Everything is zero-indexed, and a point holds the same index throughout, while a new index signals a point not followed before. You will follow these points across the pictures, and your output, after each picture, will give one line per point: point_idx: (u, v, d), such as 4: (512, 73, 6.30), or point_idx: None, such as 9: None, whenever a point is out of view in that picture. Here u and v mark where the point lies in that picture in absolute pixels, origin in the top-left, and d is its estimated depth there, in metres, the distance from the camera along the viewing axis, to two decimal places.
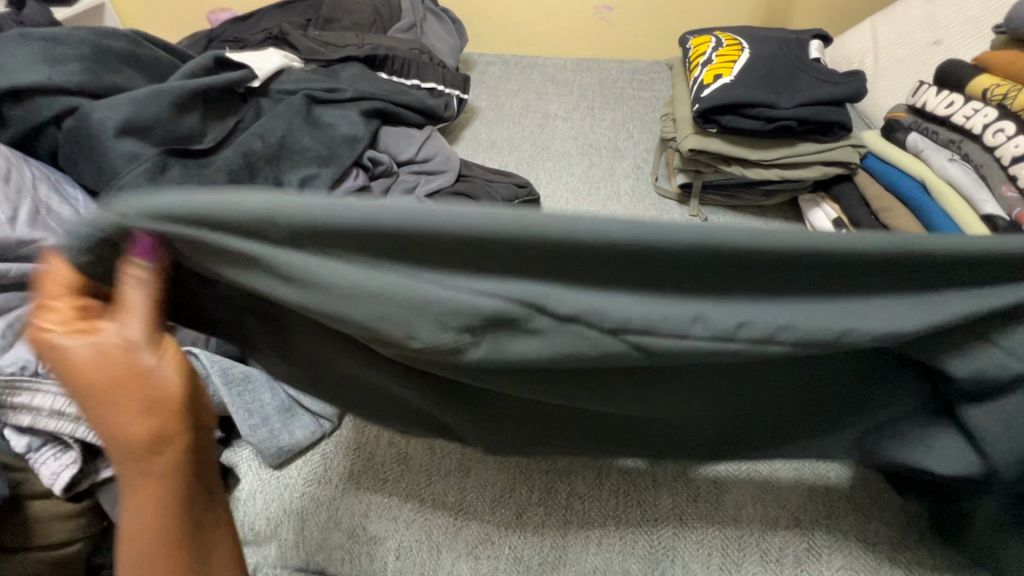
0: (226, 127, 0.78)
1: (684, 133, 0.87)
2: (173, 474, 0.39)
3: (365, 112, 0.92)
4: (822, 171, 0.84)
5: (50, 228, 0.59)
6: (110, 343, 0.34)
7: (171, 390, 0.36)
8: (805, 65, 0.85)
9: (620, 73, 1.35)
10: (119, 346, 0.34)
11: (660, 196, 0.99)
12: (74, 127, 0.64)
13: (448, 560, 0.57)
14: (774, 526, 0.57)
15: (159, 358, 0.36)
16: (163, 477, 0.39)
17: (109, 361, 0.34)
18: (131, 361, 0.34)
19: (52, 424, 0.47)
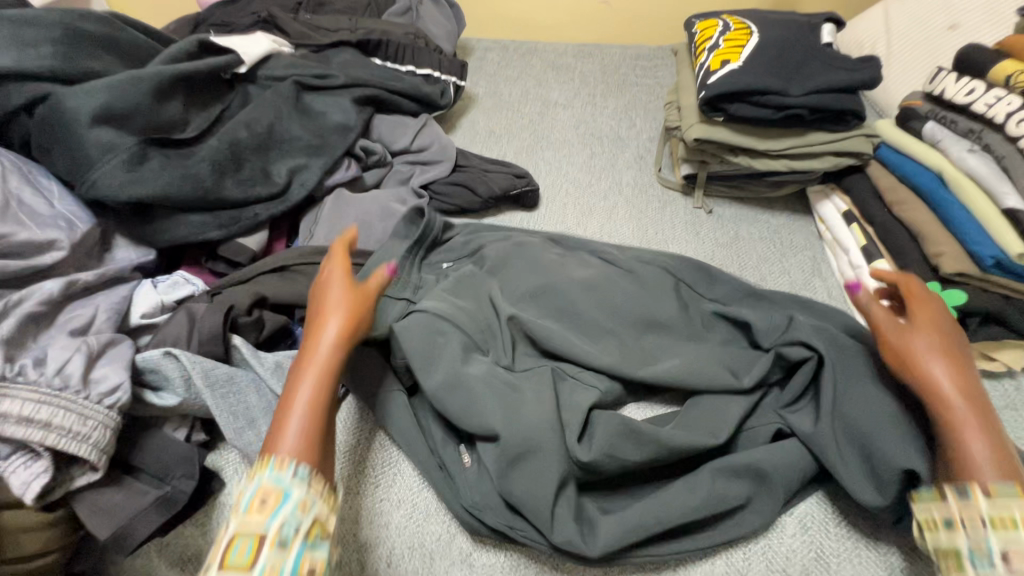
0: (211, 114, 0.74)
1: (689, 122, 0.83)
2: (333, 371, 0.49)
3: (357, 99, 0.89)
4: (832, 162, 0.80)
5: (21, 222, 0.56)
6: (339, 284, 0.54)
7: (367, 307, 0.54)
8: (817, 50, 0.81)
9: (622, 59, 1.31)
10: (360, 288, 0.54)
11: (663, 187, 0.95)
12: (47, 114, 0.61)
13: (441, 568, 0.55)
14: (781, 534, 0.55)
15: (374, 296, 0.56)
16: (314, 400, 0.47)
17: (346, 296, 0.53)
18: (364, 293, 0.55)
19: (20, 432, 0.45)
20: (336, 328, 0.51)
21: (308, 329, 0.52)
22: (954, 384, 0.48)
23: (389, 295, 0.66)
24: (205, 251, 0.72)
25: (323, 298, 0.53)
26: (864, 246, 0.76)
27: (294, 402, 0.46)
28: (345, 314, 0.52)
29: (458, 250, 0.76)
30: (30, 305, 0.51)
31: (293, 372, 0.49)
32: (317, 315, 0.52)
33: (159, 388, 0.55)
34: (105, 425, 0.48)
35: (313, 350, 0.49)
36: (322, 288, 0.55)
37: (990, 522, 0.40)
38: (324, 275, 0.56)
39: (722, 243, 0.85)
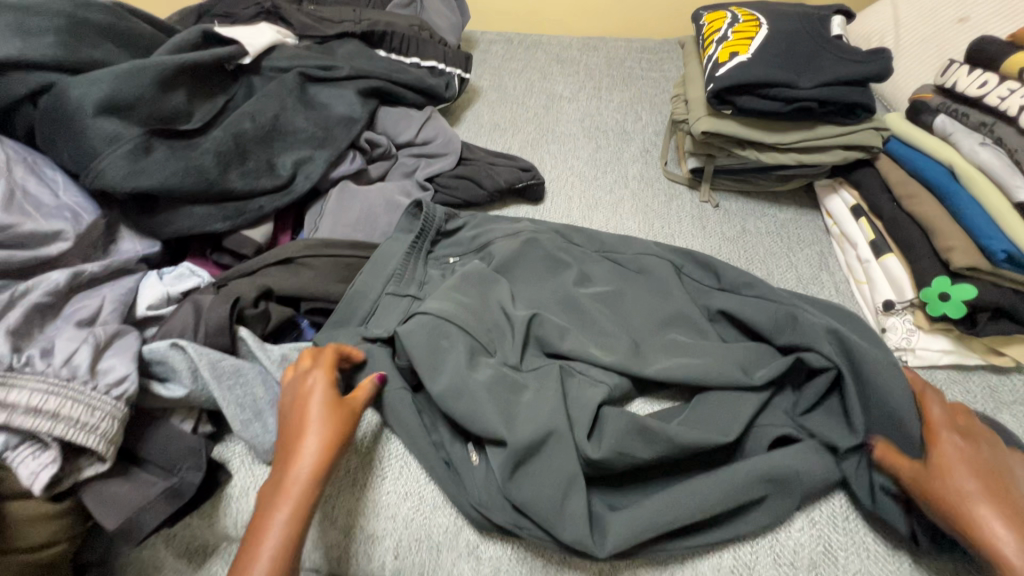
0: (215, 105, 0.74)
1: (697, 115, 0.83)
2: (309, 502, 0.48)
3: (362, 91, 0.88)
4: (841, 156, 0.80)
5: (26, 212, 0.55)
6: (320, 401, 0.52)
7: (349, 427, 0.53)
8: (826, 42, 0.80)
9: (627, 52, 1.30)
10: (344, 407, 0.53)
11: (670, 180, 0.95)
12: (51, 104, 0.60)
13: (448, 560, 0.56)
14: (788, 528, 0.55)
15: (356, 410, 0.54)
16: (283, 535, 0.45)
17: (329, 415, 0.52)
18: (346, 409, 0.53)
19: (28, 422, 0.44)
20: (316, 455, 0.49)
21: (286, 452, 0.50)
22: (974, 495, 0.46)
23: (393, 290, 0.67)
24: (210, 243, 0.72)
25: (303, 417, 0.51)
26: (873, 240, 0.76)
27: (268, 538, 0.45)
28: (324, 439, 0.50)
29: (464, 242, 0.75)
30: (36, 296, 0.51)
31: (269, 502, 0.47)
32: (296, 435, 0.51)
33: (166, 379, 0.55)
34: (112, 416, 0.47)
35: (292, 476, 0.48)
36: (304, 403, 0.53)
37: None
38: (306, 387, 0.54)
39: (729, 237, 0.85)
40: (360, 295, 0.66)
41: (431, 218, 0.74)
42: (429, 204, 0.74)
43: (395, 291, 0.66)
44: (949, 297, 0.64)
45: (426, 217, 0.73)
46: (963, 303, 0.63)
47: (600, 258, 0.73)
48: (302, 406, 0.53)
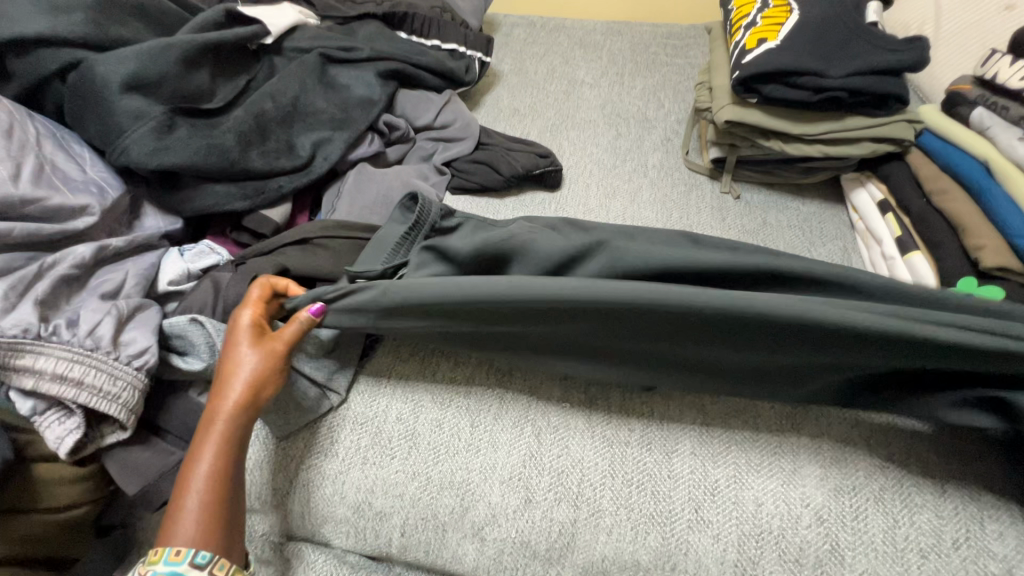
0: (237, 85, 0.74)
1: (721, 103, 0.81)
2: (228, 427, 0.49)
3: (382, 73, 0.88)
4: (871, 148, 0.77)
5: (55, 186, 0.56)
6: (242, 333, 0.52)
7: (275, 365, 0.52)
8: (861, 28, 0.76)
9: (652, 38, 1.27)
10: (267, 345, 0.52)
11: (690, 170, 0.93)
12: (80, 80, 0.61)
13: (453, 539, 0.57)
14: (796, 524, 0.54)
15: (284, 340, 0.53)
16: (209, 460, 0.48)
17: (250, 347, 0.52)
18: (269, 340, 0.53)
19: (54, 388, 0.46)
20: (235, 398, 0.50)
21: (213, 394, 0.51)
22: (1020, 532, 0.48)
23: (380, 288, 0.62)
24: (230, 221, 0.73)
25: (228, 361, 0.51)
26: (899, 236, 0.73)
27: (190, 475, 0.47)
28: (245, 371, 0.50)
29: (461, 241, 0.70)
30: (64, 268, 0.52)
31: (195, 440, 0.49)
32: (222, 366, 0.52)
33: (185, 353, 0.56)
34: (133, 385, 0.49)
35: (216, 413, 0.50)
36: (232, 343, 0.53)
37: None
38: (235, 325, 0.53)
39: (749, 230, 0.83)
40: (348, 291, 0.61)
41: (429, 213, 0.66)
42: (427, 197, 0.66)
43: (384, 289, 0.62)
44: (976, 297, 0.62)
45: (422, 213, 0.66)
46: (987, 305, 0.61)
47: (607, 250, 0.73)
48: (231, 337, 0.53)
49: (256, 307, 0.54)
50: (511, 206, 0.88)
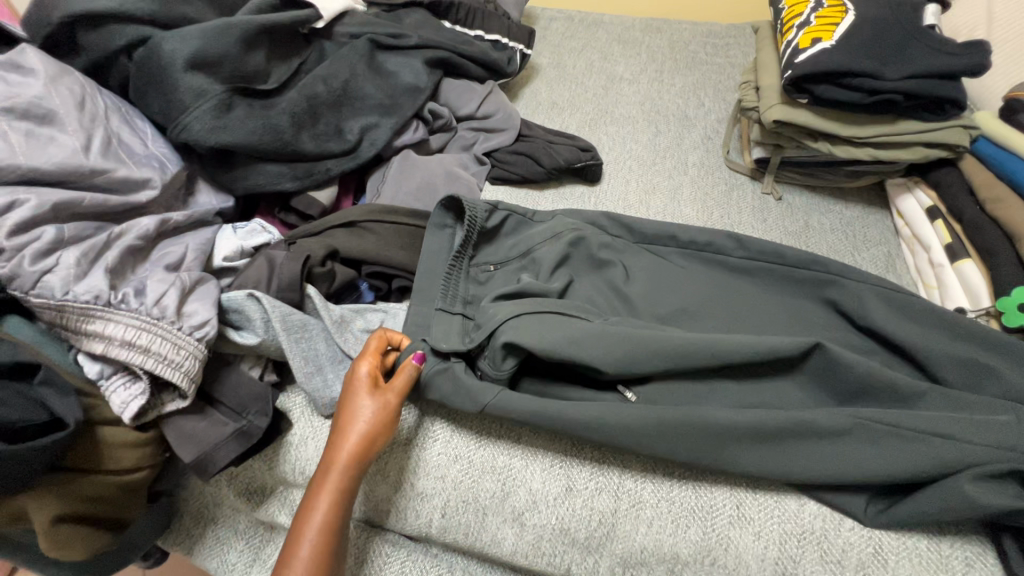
0: (291, 67, 0.75)
1: (769, 103, 0.80)
2: (345, 482, 0.52)
3: (428, 61, 0.88)
4: (922, 154, 0.77)
5: (121, 159, 0.58)
6: (360, 389, 0.55)
7: (390, 415, 0.55)
8: (919, 31, 0.75)
9: (692, 36, 1.26)
10: (383, 398, 0.55)
11: (731, 170, 0.93)
12: (145, 57, 0.62)
13: (493, 523, 0.58)
14: (839, 526, 0.54)
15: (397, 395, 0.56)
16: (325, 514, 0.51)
17: (369, 404, 0.54)
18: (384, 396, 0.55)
19: (123, 354, 0.48)
20: (350, 449, 0.52)
21: (330, 443, 0.54)
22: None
23: (441, 307, 0.63)
24: (278, 201, 0.74)
25: (348, 408, 0.54)
26: (949, 244, 0.73)
27: (305, 523, 0.50)
28: (364, 428, 0.53)
29: (506, 248, 0.72)
30: (131, 238, 0.54)
31: (310, 488, 0.52)
32: (340, 419, 0.54)
33: (240, 327, 0.57)
34: (194, 356, 0.51)
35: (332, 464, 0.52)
36: (348, 392, 0.55)
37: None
38: (351, 374, 0.56)
39: (791, 232, 0.83)
40: (417, 319, 0.63)
41: (475, 220, 0.68)
42: (471, 203, 0.69)
43: (448, 308, 0.63)
44: None
45: (469, 220, 0.68)
46: None
47: (641, 250, 0.74)
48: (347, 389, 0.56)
49: (372, 358, 0.57)
50: (551, 198, 0.88)
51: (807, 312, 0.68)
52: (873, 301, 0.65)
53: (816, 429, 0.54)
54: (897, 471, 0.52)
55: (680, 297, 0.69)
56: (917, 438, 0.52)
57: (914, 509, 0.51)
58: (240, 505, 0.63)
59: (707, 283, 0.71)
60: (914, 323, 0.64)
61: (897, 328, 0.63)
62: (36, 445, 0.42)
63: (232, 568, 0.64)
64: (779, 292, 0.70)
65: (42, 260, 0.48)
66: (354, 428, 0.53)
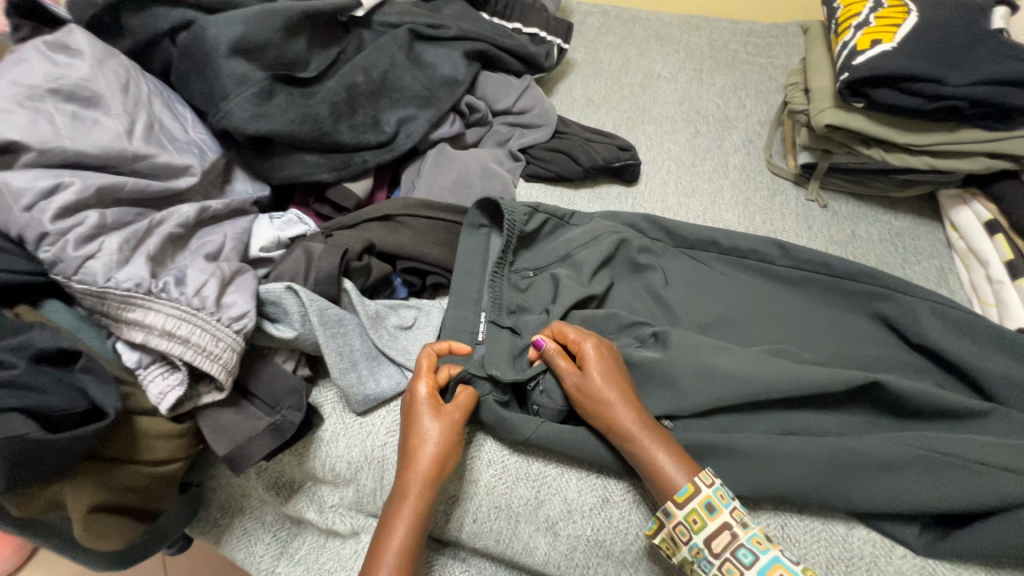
0: (330, 56, 0.74)
1: (821, 106, 0.77)
2: (421, 507, 0.51)
3: (467, 53, 0.87)
4: (985, 164, 0.73)
5: (162, 144, 0.57)
6: (424, 411, 0.53)
7: (457, 435, 0.53)
8: (988, 35, 0.71)
9: (732, 34, 1.22)
10: (449, 419, 0.53)
11: (773, 174, 0.90)
12: (188, 40, 0.62)
13: (525, 531, 0.56)
14: (890, 554, 0.51)
15: (461, 416, 0.54)
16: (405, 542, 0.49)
17: (436, 426, 0.52)
18: (450, 417, 0.54)
19: (162, 344, 0.47)
20: (422, 473, 0.51)
21: (400, 469, 0.52)
22: (676, 462, 0.50)
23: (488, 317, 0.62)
24: (313, 192, 0.73)
25: (414, 431, 0.53)
26: (1011, 260, 0.69)
27: (383, 552, 0.49)
28: (434, 452, 0.52)
29: (545, 252, 0.70)
30: (171, 226, 0.53)
31: (385, 515, 0.51)
32: (408, 442, 0.52)
33: (276, 320, 0.56)
34: (232, 348, 0.50)
35: (406, 491, 0.51)
36: (411, 416, 0.54)
37: (688, 527, 0.48)
38: (411, 397, 0.55)
39: (837, 241, 0.80)
40: (458, 327, 0.62)
41: (513, 224, 0.66)
42: (509, 207, 0.66)
43: (494, 320, 0.62)
44: None
45: (507, 227, 0.66)
46: None
47: (680, 255, 0.71)
48: (410, 410, 0.54)
49: (429, 378, 0.55)
50: (586, 197, 0.86)
51: (856, 326, 0.65)
52: (928, 317, 0.62)
53: (871, 451, 0.51)
54: (955, 499, 0.49)
55: (722, 306, 0.67)
56: (983, 467, 0.50)
57: (973, 538, 0.49)
58: (268, 498, 0.62)
59: (751, 292, 0.68)
60: (972, 343, 0.61)
61: (955, 347, 0.60)
62: (75, 435, 0.42)
63: (258, 560, 0.64)
64: (827, 304, 0.67)
65: (85, 246, 0.47)
66: (426, 452, 0.51)
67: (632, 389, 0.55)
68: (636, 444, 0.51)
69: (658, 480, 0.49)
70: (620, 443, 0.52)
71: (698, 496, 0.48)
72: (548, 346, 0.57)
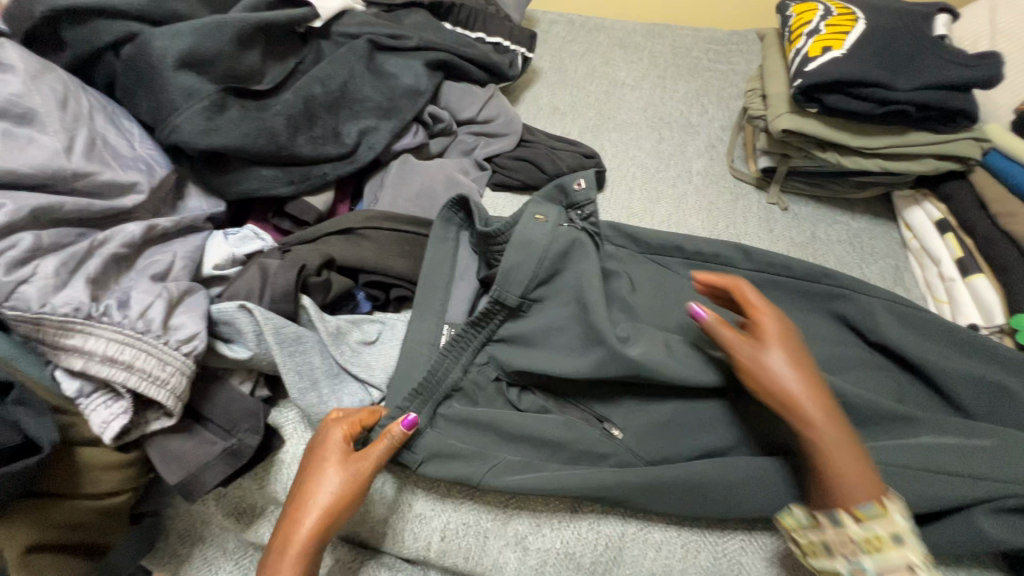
0: (286, 67, 0.73)
1: (777, 111, 0.78)
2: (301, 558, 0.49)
3: (429, 63, 0.86)
4: (932, 166, 0.76)
5: (106, 161, 0.55)
6: (328, 458, 0.51)
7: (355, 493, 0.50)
8: (930, 41, 0.74)
9: (694, 41, 1.25)
10: (353, 472, 0.50)
11: (736, 178, 0.91)
12: (133, 54, 0.60)
13: (495, 546, 0.55)
14: None
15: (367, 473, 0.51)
16: None
17: (339, 479, 0.50)
18: (353, 473, 0.51)
19: (104, 370, 0.45)
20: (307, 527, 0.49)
21: (291, 514, 0.50)
22: (863, 473, 0.47)
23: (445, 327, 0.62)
24: (271, 207, 0.72)
25: (318, 478, 0.50)
26: (961, 258, 0.72)
27: None
28: (325, 507, 0.49)
29: None
30: (114, 246, 0.51)
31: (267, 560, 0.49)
32: (308, 487, 0.50)
33: (231, 340, 0.55)
34: (181, 372, 0.48)
35: (290, 538, 0.49)
36: (319, 458, 0.51)
37: (863, 545, 0.45)
38: (325, 440, 0.52)
39: (798, 243, 0.81)
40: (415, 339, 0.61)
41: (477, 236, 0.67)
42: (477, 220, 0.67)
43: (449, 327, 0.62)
44: None
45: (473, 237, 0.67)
46: None
47: (645, 262, 0.71)
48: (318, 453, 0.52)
49: (351, 425, 0.53)
50: None
51: (817, 327, 0.66)
52: (886, 316, 0.64)
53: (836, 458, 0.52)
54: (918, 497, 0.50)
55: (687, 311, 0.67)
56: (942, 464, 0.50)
57: None
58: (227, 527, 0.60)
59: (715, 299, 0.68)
60: (927, 340, 0.63)
61: (912, 345, 0.61)
62: (7, 471, 0.40)
63: None
64: (789, 306, 0.68)
65: (18, 270, 0.45)
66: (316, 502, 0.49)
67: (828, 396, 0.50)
68: (815, 429, 0.48)
69: (840, 489, 0.46)
70: (784, 413, 0.49)
71: (887, 523, 0.45)
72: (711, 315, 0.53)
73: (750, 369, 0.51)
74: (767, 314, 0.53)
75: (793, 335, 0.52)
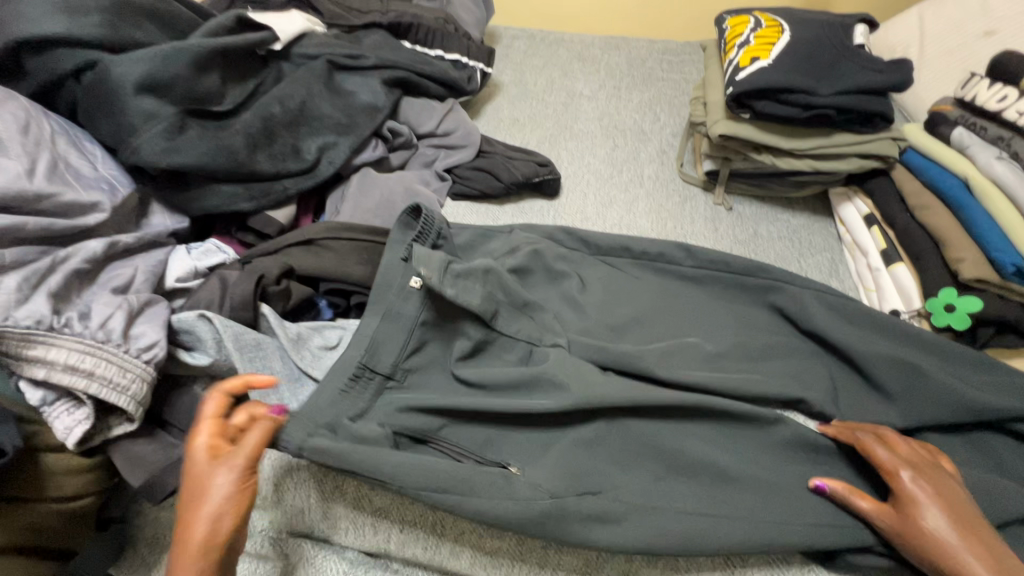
0: (246, 89, 0.76)
1: (715, 118, 0.84)
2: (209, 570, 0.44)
3: (387, 81, 0.90)
4: (857, 164, 0.81)
5: (68, 182, 0.58)
6: (201, 459, 0.47)
7: (242, 488, 0.47)
8: (849, 50, 0.80)
9: (649, 53, 1.31)
10: (231, 463, 0.47)
11: (685, 181, 0.96)
12: (94, 80, 0.63)
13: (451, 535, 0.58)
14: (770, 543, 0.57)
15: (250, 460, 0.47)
16: None
17: (216, 478, 0.46)
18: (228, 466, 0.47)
19: (65, 379, 0.48)
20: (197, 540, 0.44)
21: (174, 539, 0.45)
22: None
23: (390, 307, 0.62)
24: (235, 221, 0.75)
25: (192, 488, 0.46)
26: (885, 249, 0.78)
27: None
28: (223, 506, 0.45)
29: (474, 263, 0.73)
30: (76, 262, 0.54)
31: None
32: (187, 502, 0.46)
33: (192, 348, 0.58)
34: (142, 378, 0.50)
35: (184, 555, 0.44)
36: (189, 472, 0.47)
37: None
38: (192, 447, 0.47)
39: (741, 240, 0.86)
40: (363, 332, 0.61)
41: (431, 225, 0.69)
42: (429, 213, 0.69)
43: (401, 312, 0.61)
44: (954, 308, 0.67)
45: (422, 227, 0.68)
46: (967, 315, 0.65)
47: (594, 263, 0.75)
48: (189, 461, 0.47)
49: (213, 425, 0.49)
50: (511, 212, 0.90)
51: (753, 318, 0.71)
52: (813, 305, 0.68)
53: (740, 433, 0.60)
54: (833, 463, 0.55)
55: (632, 307, 0.71)
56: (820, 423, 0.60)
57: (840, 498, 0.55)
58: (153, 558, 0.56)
59: (657, 294, 0.73)
60: (850, 326, 0.67)
61: (838, 331, 0.66)
62: None
63: None
64: (728, 299, 0.73)
65: None
66: (204, 512, 0.45)
67: (992, 542, 0.49)
68: None
69: None
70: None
71: None
72: (835, 488, 0.55)
73: (960, 528, 0.49)
74: (909, 473, 0.53)
75: (957, 494, 0.52)
